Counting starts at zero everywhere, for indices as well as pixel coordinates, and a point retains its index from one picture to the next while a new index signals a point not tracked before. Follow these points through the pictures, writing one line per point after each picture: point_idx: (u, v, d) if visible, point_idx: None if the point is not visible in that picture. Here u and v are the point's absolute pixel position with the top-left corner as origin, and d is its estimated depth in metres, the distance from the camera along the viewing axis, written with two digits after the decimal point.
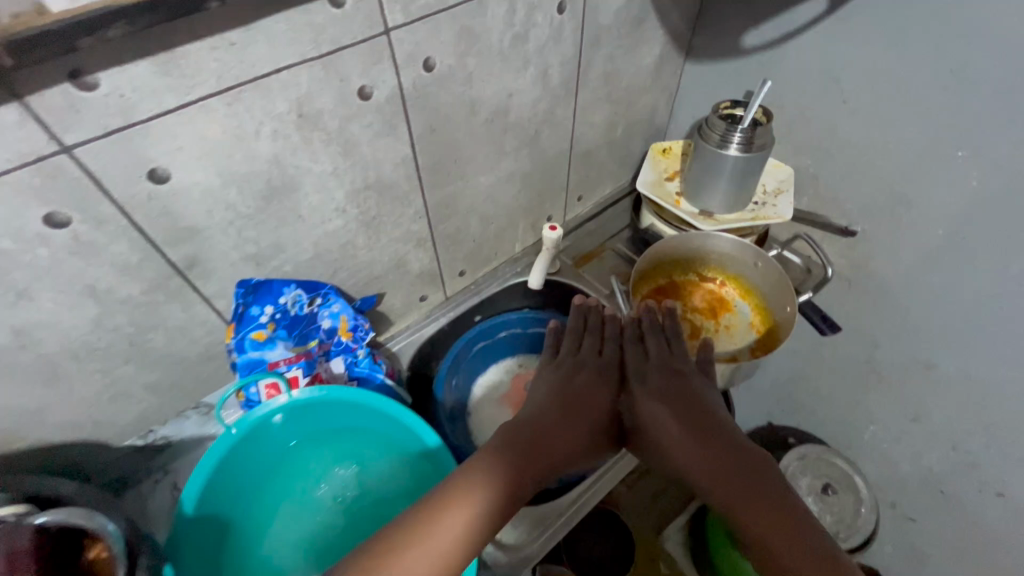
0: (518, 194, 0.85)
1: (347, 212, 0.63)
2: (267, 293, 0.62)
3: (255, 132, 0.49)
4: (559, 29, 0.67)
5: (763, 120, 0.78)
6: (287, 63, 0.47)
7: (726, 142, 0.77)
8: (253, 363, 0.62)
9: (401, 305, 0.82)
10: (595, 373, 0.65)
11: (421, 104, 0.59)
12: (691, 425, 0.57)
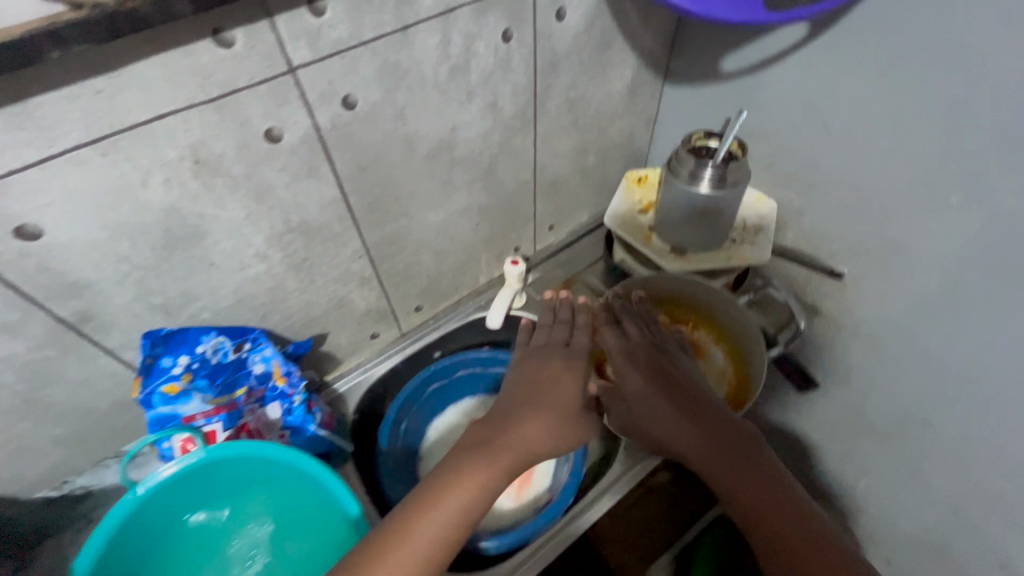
0: (476, 227, 0.80)
1: (270, 257, 0.58)
2: (181, 343, 0.57)
3: (141, 182, 0.45)
4: (507, 57, 0.62)
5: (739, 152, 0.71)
6: (170, 108, 0.42)
7: (696, 179, 0.69)
8: (163, 418, 0.58)
9: (348, 343, 0.78)
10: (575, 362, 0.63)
11: (344, 143, 0.54)
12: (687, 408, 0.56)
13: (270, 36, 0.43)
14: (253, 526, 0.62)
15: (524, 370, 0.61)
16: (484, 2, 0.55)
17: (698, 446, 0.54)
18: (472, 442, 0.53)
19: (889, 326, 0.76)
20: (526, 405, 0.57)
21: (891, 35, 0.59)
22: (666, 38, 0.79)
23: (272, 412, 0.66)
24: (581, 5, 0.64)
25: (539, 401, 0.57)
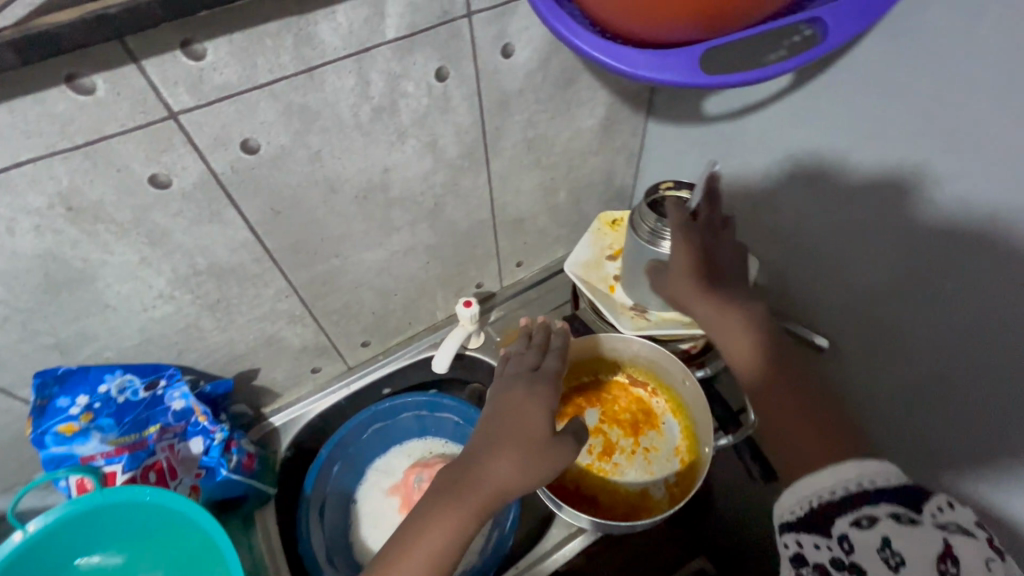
0: (426, 265, 0.75)
1: (176, 298, 0.55)
2: (82, 382, 0.56)
3: (7, 228, 0.42)
4: (444, 97, 0.56)
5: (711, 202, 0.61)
6: (28, 156, 0.40)
7: (656, 236, 0.61)
8: (59, 458, 0.56)
9: (285, 377, 0.75)
10: (544, 381, 0.52)
11: (249, 187, 0.51)
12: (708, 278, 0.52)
13: (140, 81, 0.40)
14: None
15: (489, 397, 0.53)
16: (407, 40, 0.50)
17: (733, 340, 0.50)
18: (441, 480, 0.47)
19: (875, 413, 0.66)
20: (488, 437, 0.48)
21: (873, 95, 0.50)
22: None
23: (194, 447, 0.63)
24: (532, 40, 0.58)
25: (500, 429, 0.48)
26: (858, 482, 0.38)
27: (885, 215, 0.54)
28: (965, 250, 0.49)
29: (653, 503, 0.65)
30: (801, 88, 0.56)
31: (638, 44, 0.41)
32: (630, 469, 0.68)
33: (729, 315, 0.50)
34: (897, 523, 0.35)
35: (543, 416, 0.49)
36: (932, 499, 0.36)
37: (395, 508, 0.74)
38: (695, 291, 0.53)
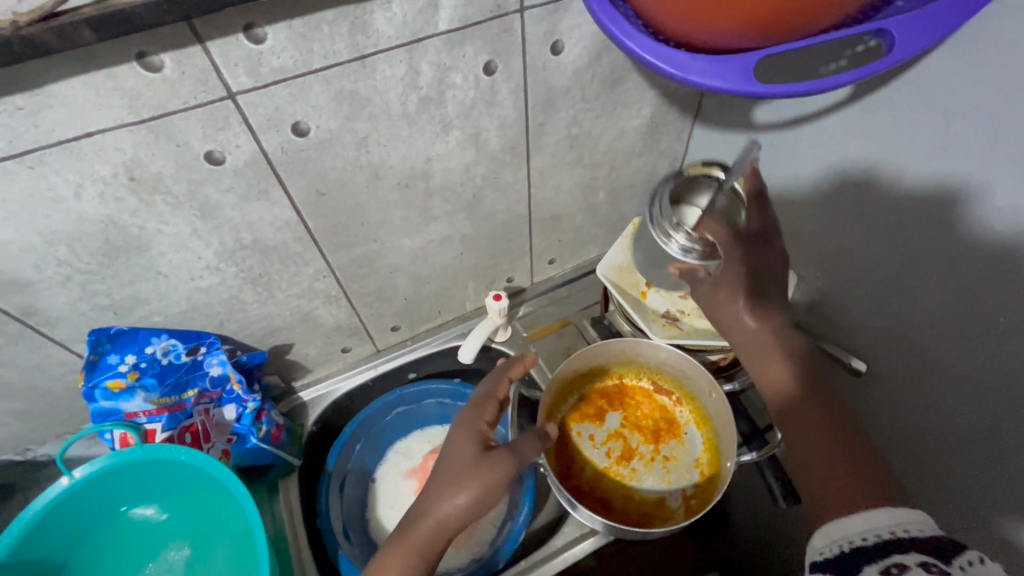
0: (460, 256, 0.76)
1: (222, 271, 0.58)
2: (131, 342, 0.59)
3: (74, 194, 0.45)
4: (490, 90, 0.57)
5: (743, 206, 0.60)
6: (97, 127, 0.42)
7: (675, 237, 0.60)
8: (106, 411, 0.61)
9: (317, 354, 0.77)
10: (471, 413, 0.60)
11: (297, 168, 0.53)
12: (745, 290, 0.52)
13: (203, 60, 0.42)
14: (168, 550, 0.61)
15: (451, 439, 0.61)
16: (459, 32, 0.50)
17: (756, 355, 0.51)
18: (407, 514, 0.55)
19: (902, 445, 0.64)
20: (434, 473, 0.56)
21: (943, 115, 0.47)
22: None
23: (228, 413, 0.67)
24: (584, 38, 0.57)
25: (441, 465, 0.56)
26: (891, 531, 0.37)
27: (938, 247, 0.52)
28: (1012, 294, 0.47)
29: (667, 516, 0.64)
30: (861, 102, 0.54)
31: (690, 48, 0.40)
32: (648, 476, 0.67)
33: (771, 344, 0.50)
34: (926, 573, 0.33)
35: (468, 444, 0.55)
36: (962, 552, 0.33)
37: (413, 491, 0.77)
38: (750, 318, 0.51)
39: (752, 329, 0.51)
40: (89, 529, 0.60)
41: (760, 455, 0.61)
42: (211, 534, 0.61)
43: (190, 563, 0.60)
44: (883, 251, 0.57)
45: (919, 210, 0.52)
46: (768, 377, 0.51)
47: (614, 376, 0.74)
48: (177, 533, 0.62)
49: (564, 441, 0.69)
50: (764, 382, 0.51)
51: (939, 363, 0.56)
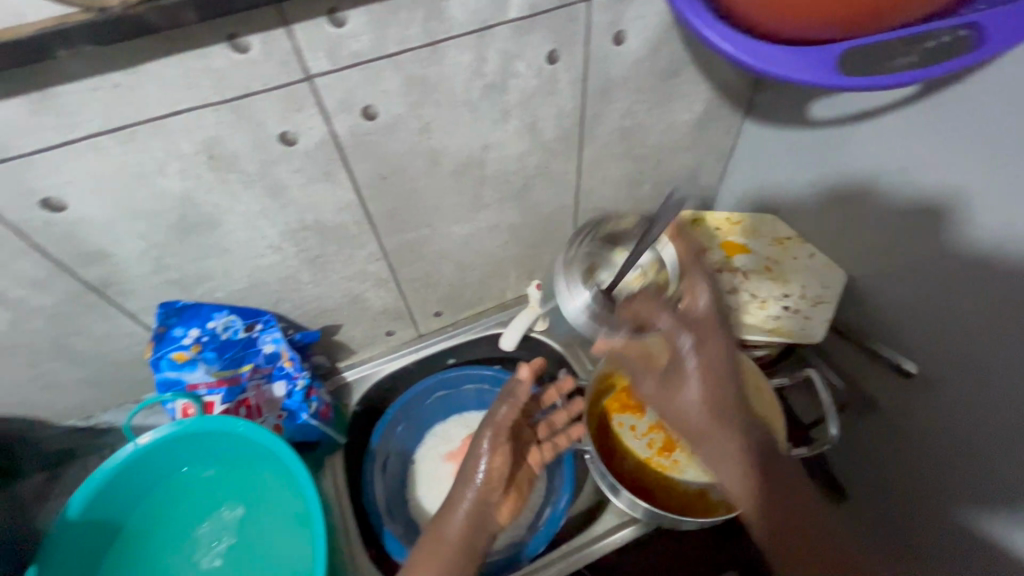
0: (505, 245, 0.76)
1: (283, 250, 0.60)
2: (195, 316, 0.61)
3: (158, 170, 0.47)
4: (551, 80, 0.57)
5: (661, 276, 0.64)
6: (185, 106, 0.43)
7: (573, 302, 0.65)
8: (169, 382, 0.63)
9: (363, 336, 0.79)
10: None
11: (363, 152, 0.54)
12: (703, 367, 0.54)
13: (287, 43, 0.43)
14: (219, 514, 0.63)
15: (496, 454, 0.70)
16: (528, 21, 0.51)
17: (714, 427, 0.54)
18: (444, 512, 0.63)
19: (928, 456, 0.64)
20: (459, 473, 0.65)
21: (1002, 121, 0.47)
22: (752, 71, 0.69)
23: (277, 390, 0.69)
24: (645, 29, 0.57)
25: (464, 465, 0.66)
26: None
27: (988, 261, 0.52)
28: None
29: (709, 510, 0.64)
30: (929, 100, 0.52)
31: (765, 38, 0.42)
32: (690, 468, 0.68)
33: (709, 422, 0.55)
34: None
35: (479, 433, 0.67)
36: None
37: (451, 473, 0.77)
38: (707, 408, 0.54)
39: (703, 410, 0.54)
40: (146, 491, 0.62)
41: (812, 451, 0.60)
42: (266, 494, 0.63)
43: (245, 521, 0.62)
44: (934, 258, 0.57)
45: (971, 222, 0.52)
46: (716, 455, 0.55)
47: None
48: (231, 493, 0.64)
49: (606, 430, 0.70)
50: (710, 459, 0.56)
51: (962, 381, 0.57)
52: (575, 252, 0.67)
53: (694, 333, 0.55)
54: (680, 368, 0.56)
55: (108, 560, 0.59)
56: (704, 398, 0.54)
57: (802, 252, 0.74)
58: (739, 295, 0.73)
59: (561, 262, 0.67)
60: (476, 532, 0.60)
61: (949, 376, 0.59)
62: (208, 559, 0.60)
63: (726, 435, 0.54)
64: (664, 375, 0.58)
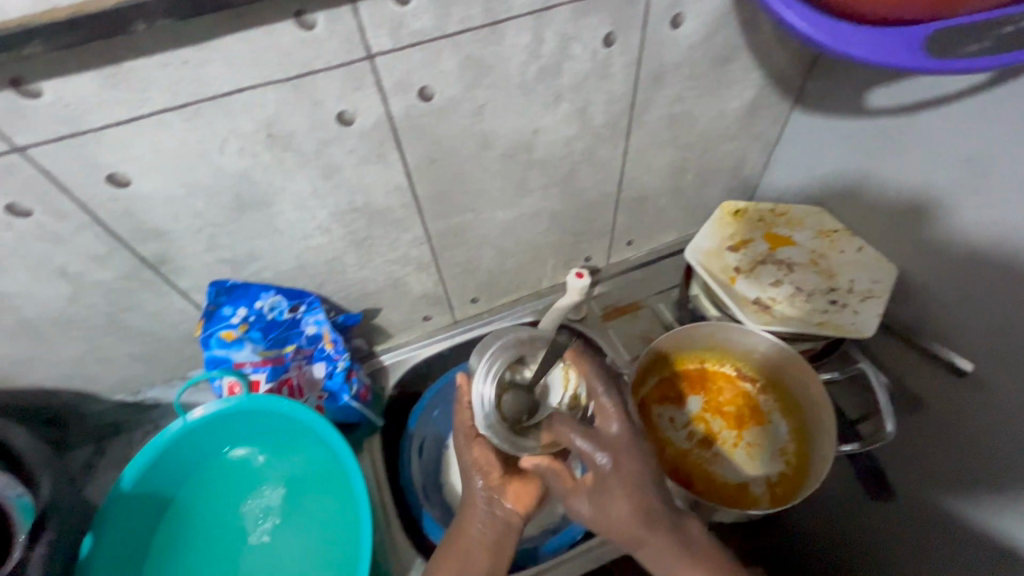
0: (545, 232, 0.76)
1: (332, 232, 0.60)
2: (243, 296, 0.62)
3: (218, 147, 0.47)
4: (605, 64, 0.56)
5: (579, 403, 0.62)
6: (249, 84, 0.44)
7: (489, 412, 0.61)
8: (218, 359, 0.64)
9: (401, 320, 0.79)
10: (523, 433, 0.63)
11: (416, 134, 0.54)
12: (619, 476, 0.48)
13: (352, 21, 0.43)
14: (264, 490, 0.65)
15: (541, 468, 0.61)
16: (588, 2, 0.50)
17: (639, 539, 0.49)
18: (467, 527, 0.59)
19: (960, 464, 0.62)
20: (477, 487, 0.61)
21: None
22: (806, 57, 0.67)
23: (317, 371, 0.70)
24: (703, 12, 0.56)
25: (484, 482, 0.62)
26: None
27: None
28: None
29: (751, 505, 0.64)
30: (1001, 88, 0.50)
31: (858, 20, 0.42)
32: (730, 461, 0.68)
33: (641, 530, 0.48)
34: None
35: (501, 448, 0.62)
36: None
37: None
38: (637, 521, 0.48)
39: (637, 524, 0.48)
40: (195, 465, 0.64)
41: (864, 447, 0.59)
42: (310, 480, 0.64)
43: (290, 504, 0.63)
44: (995, 251, 0.55)
45: None
46: (656, 560, 0.48)
47: (696, 360, 0.74)
48: (277, 476, 0.65)
49: (646, 420, 0.70)
50: (649, 561, 0.49)
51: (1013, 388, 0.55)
52: (499, 352, 0.64)
53: (608, 442, 0.49)
54: (604, 473, 0.49)
55: (163, 529, 0.62)
56: (635, 509, 0.48)
57: (851, 245, 0.73)
58: (784, 287, 0.72)
59: (485, 358, 0.63)
60: (489, 530, 0.56)
61: (1000, 381, 0.56)
62: (257, 533, 0.62)
63: (658, 539, 0.48)
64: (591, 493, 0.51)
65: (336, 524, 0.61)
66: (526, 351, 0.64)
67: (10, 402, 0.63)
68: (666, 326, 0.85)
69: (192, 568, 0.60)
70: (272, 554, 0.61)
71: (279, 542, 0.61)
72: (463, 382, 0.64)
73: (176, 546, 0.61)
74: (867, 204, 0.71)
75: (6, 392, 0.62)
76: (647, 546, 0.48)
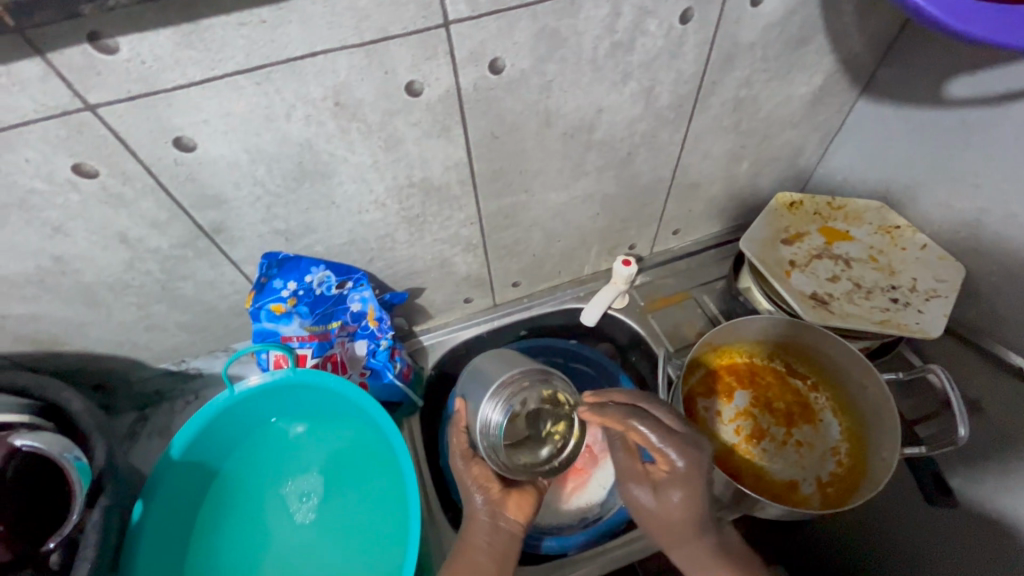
0: (594, 217, 0.74)
1: (386, 207, 0.58)
2: (294, 269, 0.61)
3: (285, 114, 0.46)
4: (679, 42, 0.54)
5: (560, 430, 0.60)
6: (323, 48, 0.42)
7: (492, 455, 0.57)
8: (266, 332, 0.63)
9: (442, 301, 0.78)
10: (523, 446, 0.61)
11: (481, 108, 0.52)
12: (682, 475, 0.52)
13: None
14: (309, 464, 0.65)
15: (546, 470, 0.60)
16: None
17: (674, 529, 0.55)
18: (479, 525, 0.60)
19: None
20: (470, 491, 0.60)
21: None
22: (882, 42, 0.64)
23: (359, 349, 0.69)
24: None
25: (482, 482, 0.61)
26: None
27: None
28: None
29: (800, 504, 0.64)
30: None
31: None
32: (778, 458, 0.67)
33: (686, 530, 0.54)
34: None
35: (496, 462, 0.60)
36: None
37: None
38: (689, 521, 0.54)
39: (688, 526, 0.54)
40: (242, 436, 0.64)
41: (932, 450, 0.57)
42: (356, 463, 0.64)
43: (335, 486, 0.63)
44: None
45: None
46: (693, 561, 0.54)
47: (745, 354, 0.73)
48: (323, 457, 0.65)
49: (694, 413, 0.69)
50: (684, 561, 0.55)
51: None
52: (505, 384, 0.56)
53: (678, 446, 0.52)
54: (675, 472, 0.53)
55: (209, 503, 0.62)
56: (691, 515, 0.53)
57: (913, 243, 0.70)
58: (842, 283, 0.70)
59: (493, 391, 0.56)
60: (496, 538, 0.57)
61: None
62: (303, 507, 0.62)
63: (698, 542, 0.54)
64: (653, 483, 0.56)
65: (382, 508, 0.61)
66: (529, 384, 0.57)
67: (59, 364, 0.63)
68: (710, 319, 0.83)
69: (236, 542, 0.60)
70: (317, 535, 0.61)
71: (324, 522, 0.61)
72: (462, 406, 0.60)
73: (223, 516, 0.62)
74: (935, 200, 0.68)
75: (56, 356, 0.62)
76: (682, 535, 0.55)
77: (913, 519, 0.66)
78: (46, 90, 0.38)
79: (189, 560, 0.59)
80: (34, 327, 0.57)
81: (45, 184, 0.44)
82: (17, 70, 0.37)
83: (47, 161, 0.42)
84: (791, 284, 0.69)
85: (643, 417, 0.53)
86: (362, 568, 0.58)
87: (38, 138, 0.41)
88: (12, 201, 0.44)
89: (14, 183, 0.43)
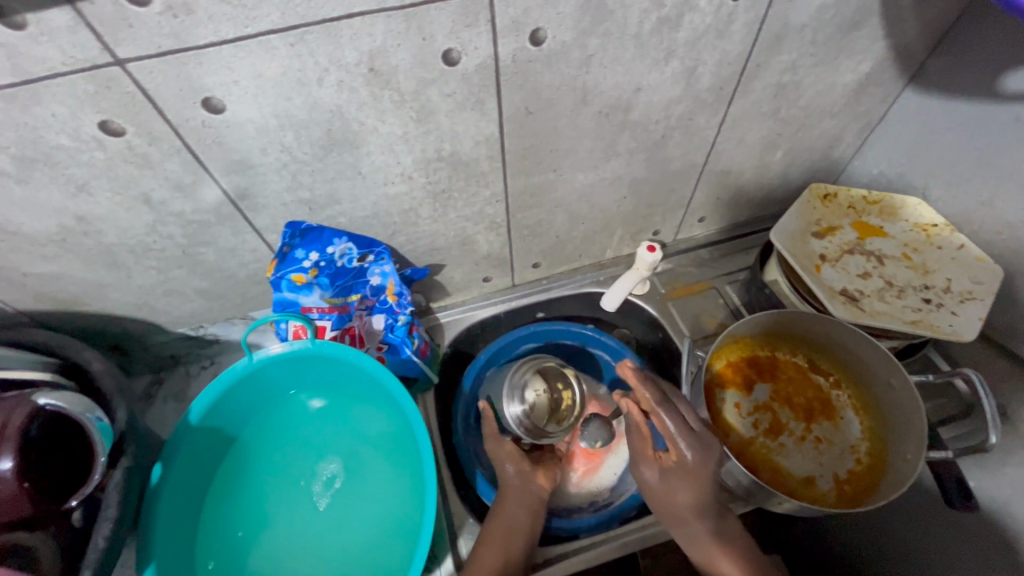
0: (621, 201, 0.72)
1: (413, 180, 0.57)
2: (316, 240, 0.59)
3: (318, 79, 0.44)
4: (728, 19, 0.52)
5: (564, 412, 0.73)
6: (360, 9, 0.40)
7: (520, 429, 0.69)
8: (286, 302, 0.63)
9: (460, 279, 0.77)
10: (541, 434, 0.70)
11: (517, 82, 0.50)
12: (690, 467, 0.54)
13: None
14: (324, 434, 0.65)
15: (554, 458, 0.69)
16: None
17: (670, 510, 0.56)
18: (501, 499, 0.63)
19: None
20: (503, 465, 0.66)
21: None
22: (936, 31, 0.61)
23: (376, 323, 0.68)
24: None
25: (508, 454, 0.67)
26: None
27: None
28: None
29: (817, 500, 0.64)
30: None
31: None
32: (795, 453, 0.67)
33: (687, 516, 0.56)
34: None
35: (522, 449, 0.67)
36: None
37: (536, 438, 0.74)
38: (692, 507, 0.55)
39: (687, 508, 0.55)
40: (256, 404, 0.64)
41: (959, 455, 0.57)
42: (376, 438, 0.64)
43: (350, 458, 0.64)
44: None
45: None
46: (691, 539, 0.57)
47: (766, 346, 0.72)
48: (338, 427, 0.65)
49: (712, 403, 0.68)
50: (679, 533, 0.58)
51: None
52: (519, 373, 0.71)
53: (691, 439, 0.54)
54: (682, 463, 0.55)
55: (224, 468, 0.62)
56: (695, 501, 0.55)
57: (950, 242, 0.69)
58: (872, 281, 0.69)
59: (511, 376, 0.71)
60: (528, 510, 0.61)
61: None
62: (317, 478, 0.62)
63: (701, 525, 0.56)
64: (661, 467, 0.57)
65: (396, 482, 0.62)
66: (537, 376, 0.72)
67: (78, 324, 0.63)
68: (732, 310, 0.82)
69: (253, 508, 0.61)
70: (332, 505, 0.61)
71: (340, 493, 0.62)
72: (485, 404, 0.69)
73: (239, 482, 0.62)
74: (977, 200, 0.65)
75: (76, 316, 0.62)
76: (680, 516, 0.56)
77: (914, 511, 0.67)
78: (75, 42, 0.37)
79: (206, 526, 0.59)
80: (54, 286, 0.57)
81: (71, 140, 0.43)
82: (46, 20, 0.35)
83: (73, 117, 0.41)
84: (819, 279, 0.68)
85: (669, 407, 0.56)
86: (378, 540, 0.59)
87: (63, 92, 0.39)
88: (38, 157, 0.43)
89: (40, 138, 0.42)
